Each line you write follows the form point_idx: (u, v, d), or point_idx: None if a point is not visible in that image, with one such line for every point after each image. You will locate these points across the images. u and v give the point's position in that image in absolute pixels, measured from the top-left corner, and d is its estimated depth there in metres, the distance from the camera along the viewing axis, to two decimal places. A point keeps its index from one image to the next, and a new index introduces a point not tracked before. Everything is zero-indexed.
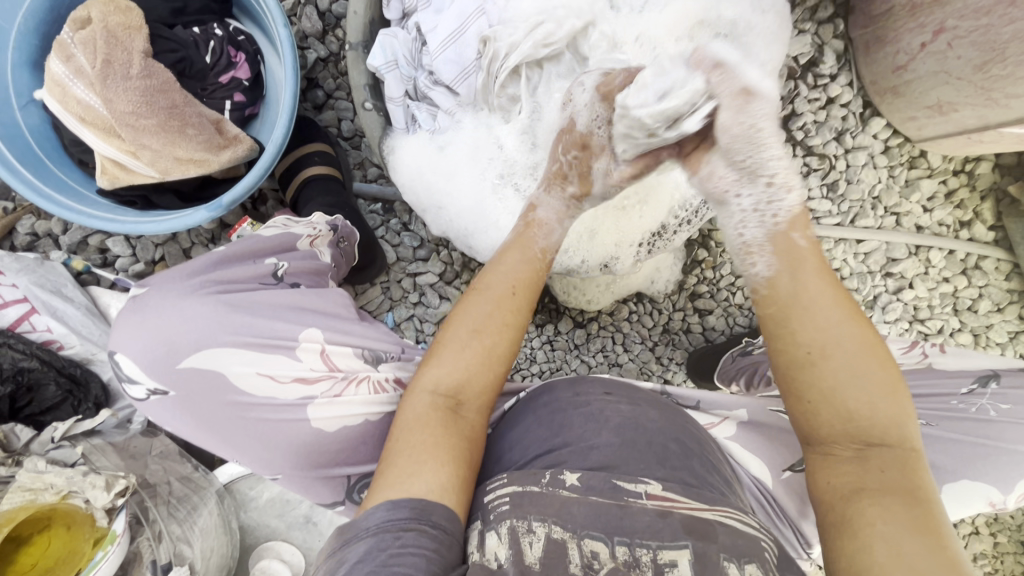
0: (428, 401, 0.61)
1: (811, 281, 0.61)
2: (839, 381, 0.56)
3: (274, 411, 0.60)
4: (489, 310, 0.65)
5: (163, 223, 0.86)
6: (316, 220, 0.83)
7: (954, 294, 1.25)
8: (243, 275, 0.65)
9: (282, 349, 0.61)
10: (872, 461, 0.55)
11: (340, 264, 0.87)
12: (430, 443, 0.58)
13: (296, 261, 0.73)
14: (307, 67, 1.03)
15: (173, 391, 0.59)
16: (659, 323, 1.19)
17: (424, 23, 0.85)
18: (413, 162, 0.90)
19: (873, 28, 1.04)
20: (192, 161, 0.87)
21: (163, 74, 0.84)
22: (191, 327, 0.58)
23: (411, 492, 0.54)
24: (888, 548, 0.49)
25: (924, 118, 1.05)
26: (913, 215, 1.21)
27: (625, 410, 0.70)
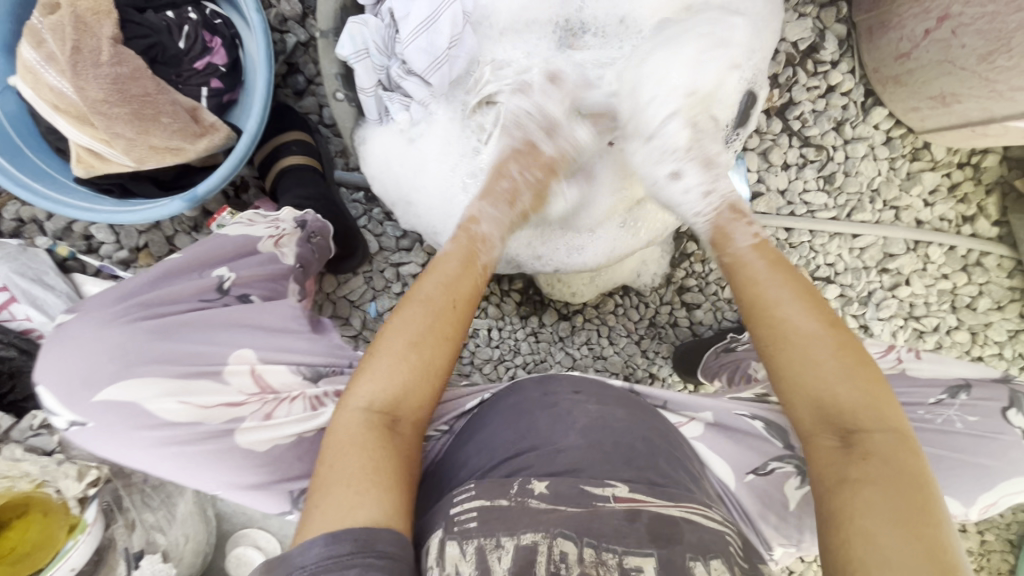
0: (361, 419, 0.58)
1: (772, 275, 0.65)
2: (806, 357, 0.59)
3: (196, 439, 0.60)
4: (420, 316, 0.63)
5: (141, 212, 0.86)
6: (281, 219, 0.83)
7: (953, 291, 1.22)
8: (181, 296, 0.65)
9: (208, 374, 0.62)
10: (858, 449, 0.55)
11: (311, 261, 0.86)
12: (362, 470, 0.55)
13: (245, 270, 0.71)
14: (286, 51, 1.01)
15: (90, 423, 0.58)
16: (645, 317, 1.18)
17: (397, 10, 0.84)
18: (381, 154, 0.92)
19: (877, 12, 0.99)
20: (167, 149, 0.87)
21: (134, 61, 0.83)
22: (110, 357, 0.59)
23: (353, 525, 0.51)
24: (867, 535, 0.50)
25: (927, 110, 1.00)
26: (913, 209, 1.16)
27: (593, 409, 0.71)
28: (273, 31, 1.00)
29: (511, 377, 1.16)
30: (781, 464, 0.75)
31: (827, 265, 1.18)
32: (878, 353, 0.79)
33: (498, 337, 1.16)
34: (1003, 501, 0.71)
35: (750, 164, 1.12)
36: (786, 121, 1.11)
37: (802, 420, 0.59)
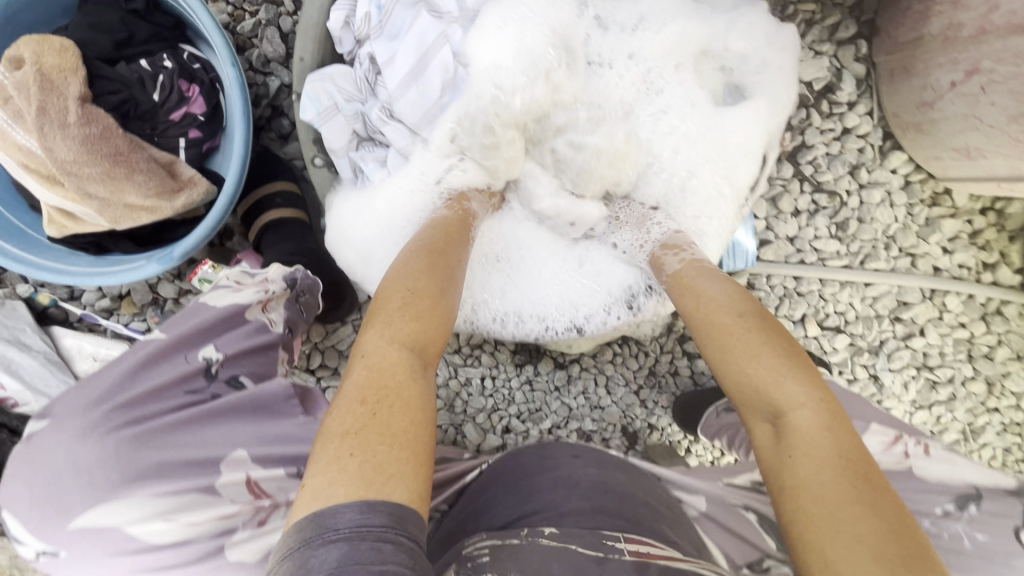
0: (383, 362, 0.57)
1: (705, 294, 0.70)
2: (736, 362, 0.63)
3: (179, 563, 0.53)
4: (424, 280, 0.67)
5: (116, 274, 0.83)
6: (272, 277, 0.78)
7: (970, 340, 1.16)
8: (161, 393, 0.59)
9: (197, 488, 0.56)
10: (796, 434, 0.56)
11: (296, 322, 0.82)
12: (393, 415, 0.53)
13: (231, 347, 0.66)
14: (270, 95, 0.96)
15: (62, 552, 0.52)
16: (645, 365, 1.13)
17: (380, 54, 0.82)
18: (348, 207, 0.86)
19: (899, 56, 0.92)
20: (142, 208, 0.83)
21: (104, 120, 0.78)
22: (86, 477, 0.52)
23: (384, 492, 0.47)
24: (821, 516, 0.50)
25: (950, 160, 0.94)
26: (930, 256, 1.10)
27: (593, 472, 0.74)
28: (256, 72, 0.95)
29: (505, 426, 1.13)
30: (773, 561, 0.72)
31: (836, 314, 1.12)
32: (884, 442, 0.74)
33: (491, 386, 1.12)
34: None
35: (758, 211, 1.06)
36: (798, 166, 1.05)
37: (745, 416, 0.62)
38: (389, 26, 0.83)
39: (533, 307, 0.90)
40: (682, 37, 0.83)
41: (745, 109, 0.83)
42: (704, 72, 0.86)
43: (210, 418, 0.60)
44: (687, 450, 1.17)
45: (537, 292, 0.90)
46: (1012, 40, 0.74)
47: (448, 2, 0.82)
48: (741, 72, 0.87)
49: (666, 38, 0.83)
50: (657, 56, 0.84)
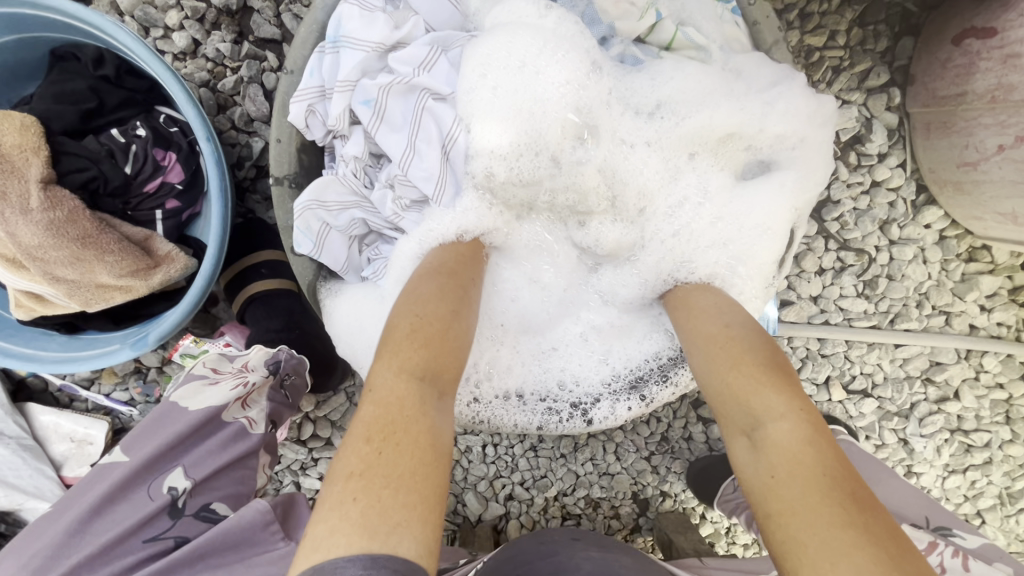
0: (395, 394, 0.50)
1: (701, 313, 0.67)
2: (722, 385, 0.57)
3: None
4: (428, 298, 0.60)
5: (89, 360, 0.77)
6: (251, 363, 0.70)
7: (1008, 401, 1.08)
8: (119, 548, 0.57)
9: None
10: (775, 458, 0.50)
11: (280, 414, 0.71)
12: (401, 454, 0.46)
13: (201, 472, 0.61)
14: (254, 155, 0.89)
15: None
16: (657, 432, 1.06)
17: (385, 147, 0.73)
18: (350, 312, 0.76)
19: (937, 110, 0.84)
20: (115, 287, 0.77)
21: (71, 201, 0.73)
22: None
23: (391, 544, 0.41)
24: (807, 550, 0.44)
25: (993, 223, 0.85)
26: (966, 315, 1.02)
27: (594, 555, 0.75)
28: (238, 131, 0.89)
29: (507, 494, 1.07)
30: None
31: (864, 376, 1.04)
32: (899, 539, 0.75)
33: (493, 454, 1.05)
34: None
35: None
36: (823, 223, 0.97)
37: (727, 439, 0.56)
38: (385, 115, 0.72)
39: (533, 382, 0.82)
40: (705, 127, 0.74)
41: (778, 185, 0.75)
42: (729, 157, 0.77)
43: (176, 567, 0.55)
44: (702, 518, 1.10)
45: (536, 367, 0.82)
46: None
47: (445, 82, 0.73)
48: (770, 152, 0.77)
49: (685, 130, 0.74)
50: (676, 136, 0.75)
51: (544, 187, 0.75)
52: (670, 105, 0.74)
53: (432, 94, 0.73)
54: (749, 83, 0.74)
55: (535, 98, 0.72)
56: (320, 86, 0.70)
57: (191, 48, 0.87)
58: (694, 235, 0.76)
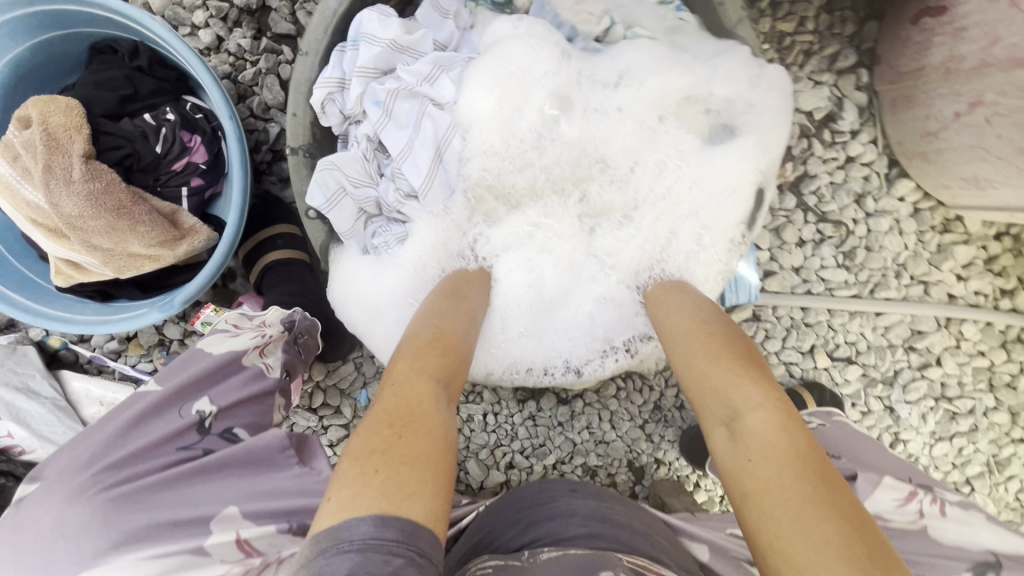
0: (408, 393, 0.56)
1: (684, 313, 0.72)
2: (705, 385, 0.63)
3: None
4: (445, 321, 0.68)
5: (119, 322, 0.84)
6: (268, 321, 0.80)
7: (990, 369, 1.12)
8: (151, 453, 0.59)
9: (186, 549, 0.54)
10: (753, 448, 0.55)
11: (296, 365, 0.81)
12: (419, 444, 0.51)
13: (226, 400, 0.67)
14: (270, 140, 0.98)
15: None
16: (650, 400, 1.11)
17: (388, 141, 0.75)
18: (351, 289, 0.80)
19: (901, 86, 0.90)
20: (145, 257, 0.85)
21: (108, 175, 0.81)
22: (72, 542, 0.52)
23: (405, 509, 0.45)
24: (774, 526, 0.49)
25: (959, 189, 0.91)
26: (944, 284, 1.07)
27: (591, 504, 0.77)
28: (257, 119, 0.97)
29: (508, 462, 1.11)
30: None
31: (847, 344, 1.09)
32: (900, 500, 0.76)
33: (494, 422, 1.11)
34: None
35: (762, 242, 1.04)
36: (801, 196, 1.03)
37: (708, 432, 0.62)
38: (393, 113, 0.74)
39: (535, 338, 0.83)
40: (662, 90, 0.78)
41: (732, 146, 0.78)
42: (688, 119, 0.80)
43: (203, 473, 0.60)
44: (696, 485, 1.14)
45: (533, 328, 0.82)
46: (1017, 73, 0.71)
47: (447, 85, 0.75)
48: (729, 115, 0.81)
49: (648, 93, 0.78)
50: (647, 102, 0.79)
51: (531, 165, 0.79)
52: (632, 74, 0.78)
53: (433, 99, 0.76)
54: (695, 55, 0.79)
55: (520, 70, 0.75)
56: (341, 77, 0.74)
57: (215, 44, 0.96)
58: (672, 201, 0.80)
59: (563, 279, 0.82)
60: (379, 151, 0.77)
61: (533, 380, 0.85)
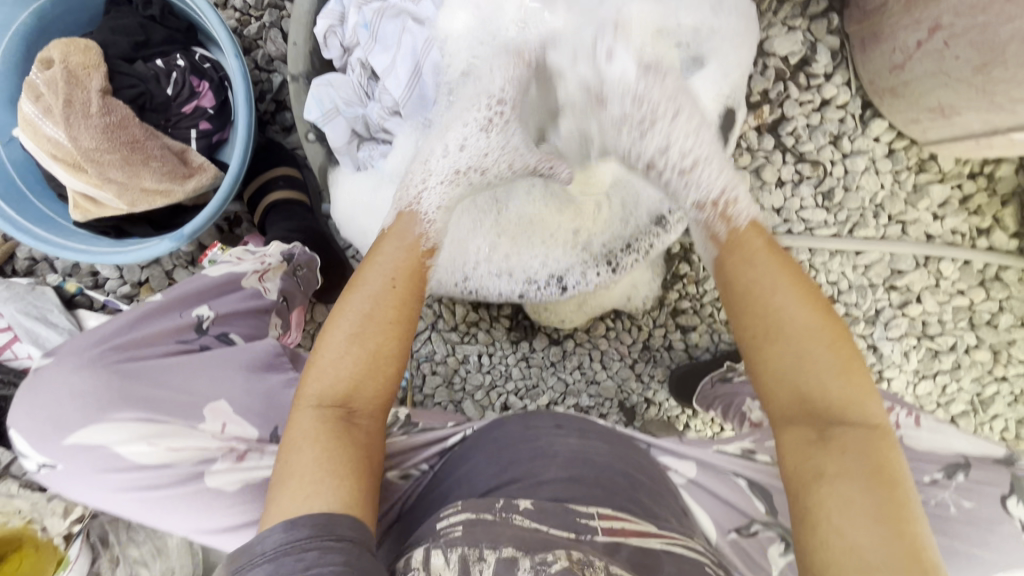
0: (313, 417, 0.55)
1: (749, 265, 0.62)
2: (798, 358, 0.56)
3: (165, 483, 0.53)
4: (371, 308, 0.59)
5: (132, 253, 0.90)
6: (268, 252, 0.82)
7: (970, 308, 1.15)
8: (156, 336, 0.60)
9: (181, 418, 0.55)
10: (834, 445, 0.54)
11: (291, 294, 0.84)
12: (324, 461, 0.53)
13: (226, 306, 0.68)
14: (274, 90, 1.03)
15: (60, 465, 0.52)
16: (639, 340, 1.15)
17: (375, 63, 0.81)
18: (348, 200, 0.86)
19: (868, 24, 0.95)
20: (157, 192, 0.90)
21: (121, 111, 0.87)
22: (82, 396, 0.52)
23: (311, 509, 0.50)
24: (840, 533, 0.50)
25: (927, 121, 0.95)
26: (921, 223, 1.11)
27: (574, 443, 0.72)
28: (261, 71, 1.03)
29: (503, 402, 1.16)
30: (761, 526, 0.70)
31: (829, 284, 1.13)
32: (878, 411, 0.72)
33: (489, 363, 1.15)
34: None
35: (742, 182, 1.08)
36: (779, 138, 1.07)
37: (772, 403, 0.58)
38: (379, 37, 0.81)
39: (521, 257, 0.88)
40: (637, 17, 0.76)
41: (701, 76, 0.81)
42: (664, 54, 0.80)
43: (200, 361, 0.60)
44: (686, 426, 1.17)
45: (516, 246, 0.88)
46: None
47: (427, 7, 0.81)
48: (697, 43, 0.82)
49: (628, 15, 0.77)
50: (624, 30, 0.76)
51: None
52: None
53: (414, 20, 0.82)
54: None
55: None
56: (340, 12, 0.82)
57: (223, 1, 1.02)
58: None
59: (547, 201, 0.85)
60: (372, 79, 0.84)
61: (521, 294, 0.90)
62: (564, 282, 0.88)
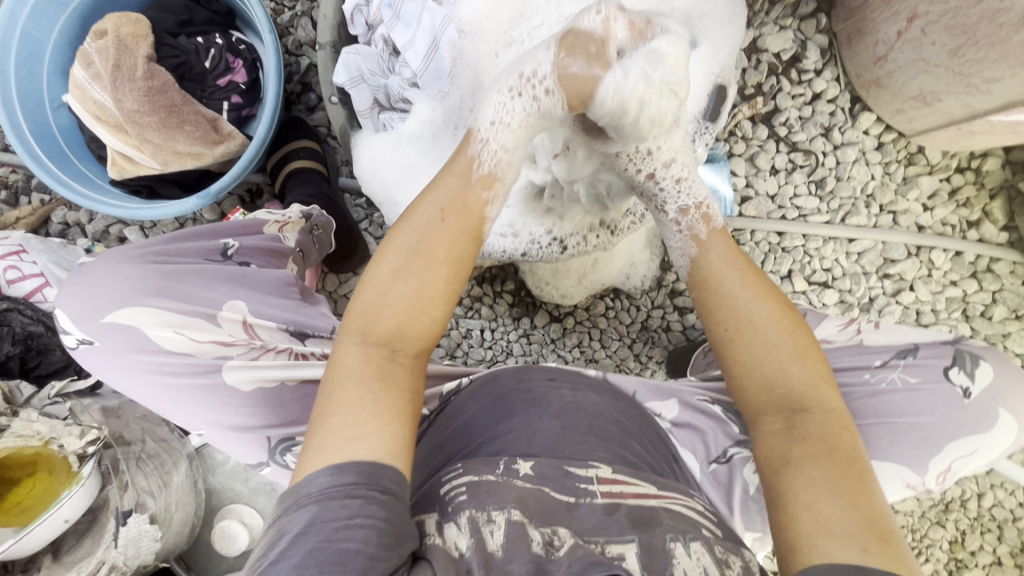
0: (358, 353, 0.56)
1: (726, 266, 0.68)
2: (758, 352, 0.64)
3: (188, 372, 0.58)
4: (417, 244, 0.59)
5: (161, 209, 0.96)
6: (288, 209, 0.85)
7: (964, 299, 1.17)
8: (189, 251, 0.66)
9: (203, 314, 0.60)
10: (798, 429, 0.61)
11: (310, 249, 0.85)
12: (364, 407, 0.53)
13: (250, 241, 0.72)
14: (301, 72, 1.12)
15: (97, 342, 0.58)
16: (637, 320, 1.18)
17: (397, 38, 0.87)
18: (371, 162, 0.92)
19: (854, 21, 1.03)
20: (189, 154, 0.97)
21: (163, 76, 0.95)
22: (122, 284, 0.58)
23: (354, 456, 0.49)
24: (810, 503, 0.55)
25: (911, 111, 1.02)
26: (911, 213, 1.15)
27: (567, 396, 0.65)
28: (290, 55, 1.12)
29: None
30: (740, 449, 0.73)
31: (823, 270, 1.16)
32: (839, 325, 0.80)
33: (490, 338, 1.18)
34: (956, 467, 0.72)
35: (737, 170, 1.14)
36: (772, 128, 1.13)
37: (754, 402, 0.64)
38: (402, 15, 0.87)
39: (525, 221, 0.96)
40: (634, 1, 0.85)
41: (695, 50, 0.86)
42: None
43: (224, 276, 0.65)
44: None
45: (524, 211, 0.95)
46: None
47: None
48: None
49: None
50: None
51: None
52: None
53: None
54: None
55: None
56: None
57: None
58: None
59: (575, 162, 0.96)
60: (394, 54, 0.90)
61: (524, 253, 0.98)
62: (566, 246, 0.97)
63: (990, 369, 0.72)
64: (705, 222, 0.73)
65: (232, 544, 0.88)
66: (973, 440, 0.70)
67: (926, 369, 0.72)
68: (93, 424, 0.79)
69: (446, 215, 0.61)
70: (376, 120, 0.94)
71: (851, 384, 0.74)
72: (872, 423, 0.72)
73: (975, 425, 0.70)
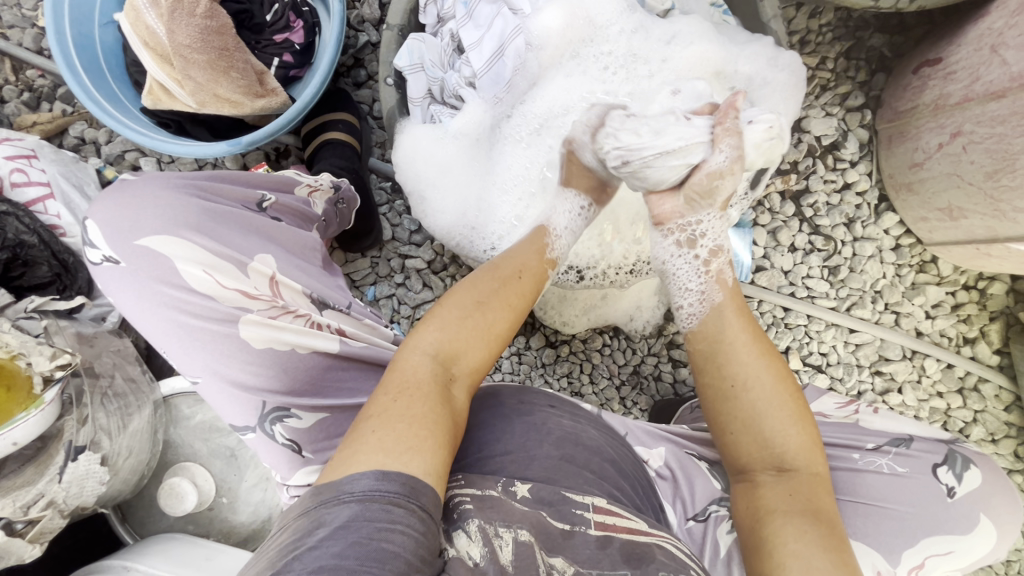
0: (426, 365, 0.56)
1: (733, 313, 0.71)
2: (752, 404, 0.64)
3: (206, 316, 0.55)
4: (498, 290, 0.65)
5: (186, 147, 0.93)
6: (320, 176, 0.83)
7: (946, 412, 1.18)
8: (229, 194, 0.63)
9: (233, 261, 0.58)
10: (784, 483, 0.61)
11: (331, 222, 0.84)
12: (419, 426, 0.50)
13: (284, 199, 0.71)
14: (356, 47, 1.12)
15: (124, 263, 0.55)
16: (630, 363, 1.17)
17: (467, 38, 0.89)
18: (411, 151, 0.91)
19: (897, 124, 1.06)
20: (228, 101, 0.95)
21: (223, 19, 0.95)
22: (161, 212, 0.56)
23: (407, 468, 0.46)
24: (796, 555, 0.55)
25: (935, 221, 1.05)
26: (913, 317, 1.16)
27: (568, 424, 0.65)
28: (351, 29, 1.11)
29: None
30: (718, 507, 0.73)
31: (819, 354, 1.18)
32: (838, 403, 0.84)
33: None
34: (930, 564, 0.71)
35: (758, 240, 1.15)
36: (799, 206, 1.16)
37: (742, 453, 0.64)
38: (474, 16, 0.89)
39: None
40: (701, 57, 0.87)
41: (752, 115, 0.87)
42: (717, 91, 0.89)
43: (255, 229, 0.63)
44: None
45: None
46: (990, 106, 0.87)
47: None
48: (747, 92, 0.90)
49: (690, 56, 0.87)
50: (682, 73, 0.87)
51: (580, 62, 0.89)
52: (684, 38, 0.86)
53: (511, 7, 0.88)
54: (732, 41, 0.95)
55: (595, 24, 0.87)
56: None
57: None
58: None
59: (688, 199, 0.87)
60: (458, 52, 0.93)
61: None
62: (581, 274, 0.98)
63: (980, 476, 0.72)
64: (733, 269, 0.75)
65: (178, 503, 0.83)
66: (950, 539, 0.70)
67: (916, 462, 0.73)
68: (67, 349, 0.75)
69: (522, 274, 0.70)
70: (425, 111, 0.94)
71: (838, 471, 0.74)
72: (856, 516, 0.72)
73: (957, 522, 0.70)
